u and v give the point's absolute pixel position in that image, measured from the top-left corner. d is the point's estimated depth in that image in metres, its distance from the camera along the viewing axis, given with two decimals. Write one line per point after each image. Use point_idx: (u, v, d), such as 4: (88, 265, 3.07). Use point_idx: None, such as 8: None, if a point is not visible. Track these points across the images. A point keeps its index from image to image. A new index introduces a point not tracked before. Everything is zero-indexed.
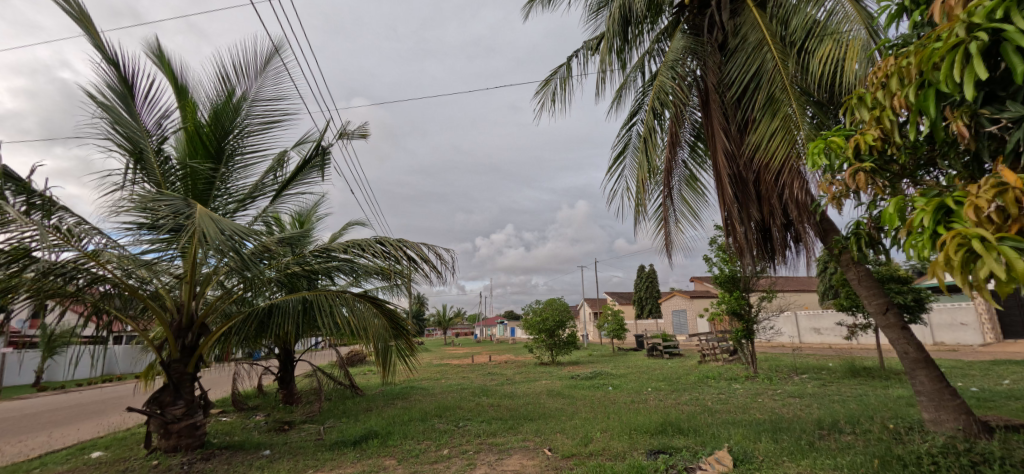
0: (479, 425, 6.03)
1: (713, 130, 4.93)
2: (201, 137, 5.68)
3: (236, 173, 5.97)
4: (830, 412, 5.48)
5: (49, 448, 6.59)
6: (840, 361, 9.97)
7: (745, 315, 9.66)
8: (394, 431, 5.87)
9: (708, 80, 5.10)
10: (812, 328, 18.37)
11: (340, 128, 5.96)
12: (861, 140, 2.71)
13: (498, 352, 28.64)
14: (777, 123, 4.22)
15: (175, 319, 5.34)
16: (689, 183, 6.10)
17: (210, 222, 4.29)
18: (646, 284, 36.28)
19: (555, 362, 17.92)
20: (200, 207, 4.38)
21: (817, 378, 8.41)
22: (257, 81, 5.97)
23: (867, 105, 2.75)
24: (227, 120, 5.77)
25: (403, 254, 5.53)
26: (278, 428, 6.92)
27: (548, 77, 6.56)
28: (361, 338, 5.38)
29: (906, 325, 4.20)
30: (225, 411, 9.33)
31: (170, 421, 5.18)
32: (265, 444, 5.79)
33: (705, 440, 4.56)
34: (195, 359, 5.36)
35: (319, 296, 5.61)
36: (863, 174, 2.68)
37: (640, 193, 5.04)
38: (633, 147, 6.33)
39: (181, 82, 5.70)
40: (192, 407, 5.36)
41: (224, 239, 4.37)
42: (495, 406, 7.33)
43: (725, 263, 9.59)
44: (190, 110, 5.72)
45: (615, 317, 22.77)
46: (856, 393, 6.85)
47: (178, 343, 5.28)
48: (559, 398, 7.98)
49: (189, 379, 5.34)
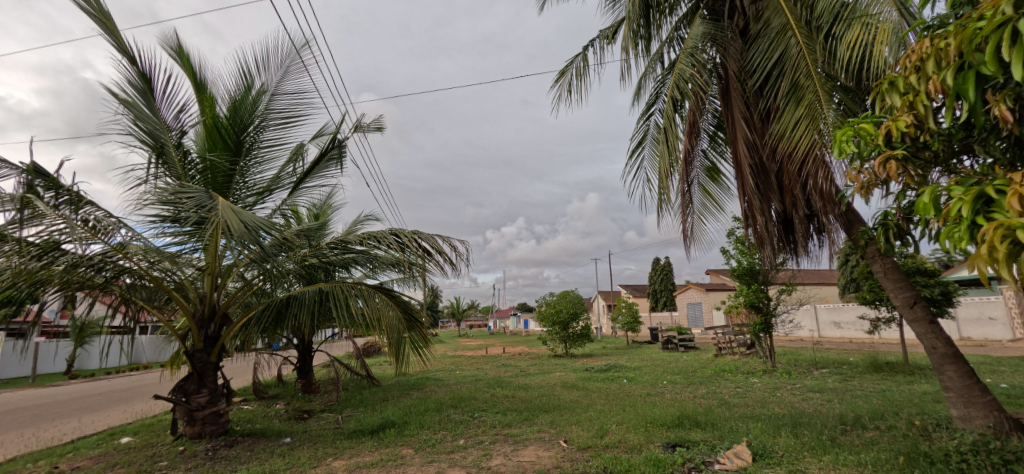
0: (494, 415, 6.06)
1: (733, 119, 4.84)
2: (221, 131, 5.77)
3: (253, 166, 6.05)
4: (852, 407, 5.37)
5: (79, 432, 6.82)
6: (862, 355, 9.76)
7: (763, 308, 9.48)
8: (410, 420, 5.90)
9: (729, 67, 5.01)
10: (831, 322, 18.09)
11: (356, 120, 6.02)
12: (892, 127, 2.61)
13: (512, 344, 28.70)
14: (801, 110, 4.12)
15: (198, 309, 5.44)
16: (709, 175, 6.05)
17: (231, 214, 4.34)
18: (661, 277, 35.87)
19: (569, 354, 17.90)
20: (222, 199, 4.43)
21: (838, 373, 8.25)
22: (276, 74, 6.05)
23: (899, 90, 2.67)
24: (245, 113, 5.86)
25: (418, 246, 5.46)
26: (298, 416, 7.05)
27: (564, 68, 6.52)
28: (376, 329, 5.40)
29: (935, 318, 4.09)
30: (246, 400, 9.53)
31: (195, 409, 5.26)
32: (285, 432, 5.87)
33: (722, 434, 4.49)
34: (217, 349, 5.45)
35: (336, 288, 5.66)
36: (894, 162, 2.58)
37: (663, 185, 4.95)
38: (650, 139, 6.36)
39: (201, 77, 5.76)
40: (215, 397, 5.44)
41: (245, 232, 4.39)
42: (509, 397, 7.33)
43: (743, 255, 9.47)
44: (207, 104, 5.78)
45: (629, 310, 22.58)
46: (879, 389, 6.70)
47: (201, 333, 5.39)
48: (574, 390, 7.95)
49: (212, 369, 5.42)
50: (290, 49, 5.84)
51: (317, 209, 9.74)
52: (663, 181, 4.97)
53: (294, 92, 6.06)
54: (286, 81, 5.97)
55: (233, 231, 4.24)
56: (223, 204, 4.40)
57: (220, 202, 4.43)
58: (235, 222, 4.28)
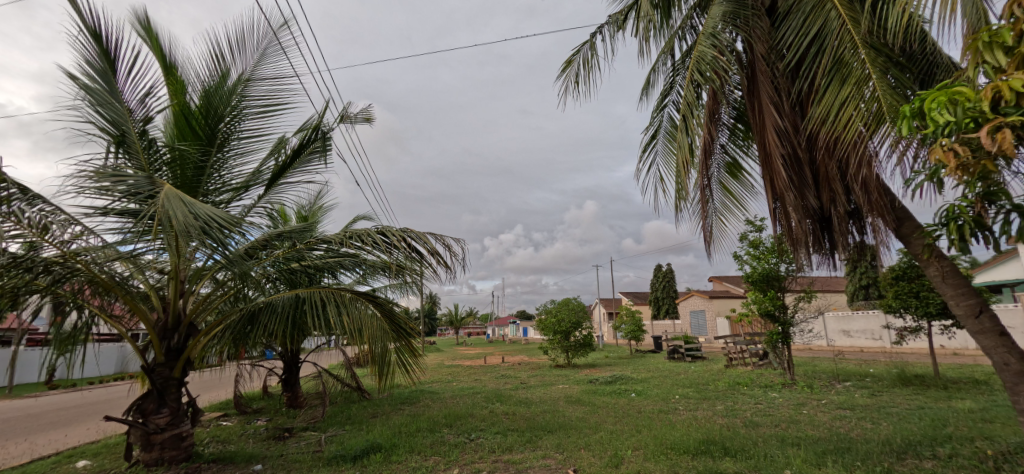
0: (493, 437, 5.44)
1: (761, 105, 4.28)
2: (193, 121, 5.24)
3: (230, 160, 5.51)
4: (897, 429, 4.77)
5: (34, 454, 6.17)
6: (884, 367, 9.16)
7: (779, 317, 8.85)
8: (399, 443, 5.28)
9: (756, 48, 4.47)
10: (841, 331, 17.52)
11: (341, 110, 5.50)
12: (1004, 87, 2.04)
13: (511, 353, 28.02)
14: (846, 90, 3.55)
15: (160, 318, 4.85)
16: (729, 170, 5.54)
17: (178, 204, 3.74)
18: (664, 283, 35.14)
19: (571, 364, 17.26)
20: (169, 187, 3.84)
21: (863, 387, 7.66)
22: (254, 60, 5.51)
23: (1005, 46, 2.13)
24: (219, 101, 5.31)
25: (406, 246, 4.82)
26: (278, 436, 6.45)
27: (571, 57, 6.01)
28: (358, 340, 4.80)
29: (1006, 331, 3.53)
30: (226, 414, 8.89)
31: (152, 432, 4.59)
32: (258, 457, 5.23)
33: (758, 464, 3.88)
34: (181, 363, 4.84)
35: (313, 294, 5.08)
36: (1009, 130, 1.99)
37: (681, 179, 4.37)
38: (665, 132, 5.89)
39: (171, 60, 5.21)
40: (179, 416, 4.79)
41: (196, 224, 3.77)
42: (510, 414, 6.70)
43: (757, 260, 8.91)
44: (177, 90, 5.23)
45: (633, 318, 21.91)
46: (915, 406, 6.12)
47: (163, 345, 4.80)
48: (579, 405, 7.34)
49: (175, 386, 4.80)
50: (268, 31, 5.31)
51: (307, 211, 9.20)
52: (682, 173, 4.40)
53: (274, 78, 5.53)
54: (264, 67, 5.44)
55: (175, 225, 3.62)
56: (171, 192, 3.83)
57: (167, 191, 3.86)
58: (179, 214, 3.67)
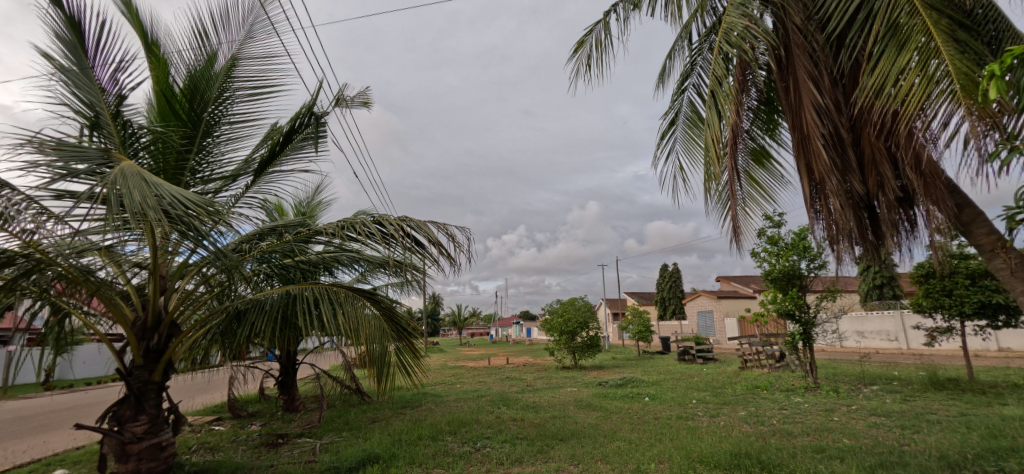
0: (501, 446, 5.03)
1: (798, 80, 3.84)
2: (177, 104, 4.84)
3: (218, 148, 5.13)
4: (946, 440, 4.33)
5: (11, 463, 5.79)
6: (911, 370, 8.69)
7: (801, 317, 8.39)
8: (399, 453, 4.87)
9: (791, 17, 4.00)
10: (856, 332, 17.01)
11: (336, 92, 5.09)
12: None
13: (515, 354, 27.62)
14: (905, 56, 3.06)
15: (139, 318, 4.45)
16: (756, 159, 5.11)
17: (140, 186, 3.21)
18: (670, 283, 34.64)
19: (578, 366, 16.82)
20: (129, 166, 3.29)
21: (892, 391, 7.21)
22: (242, 38, 5.11)
23: None
24: (205, 83, 4.91)
25: (406, 237, 4.37)
26: (271, 443, 6.06)
27: (584, 37, 5.58)
28: (353, 341, 4.38)
29: None
30: (220, 418, 8.51)
31: (128, 441, 4.18)
32: (247, 467, 4.83)
33: None
34: (162, 366, 4.44)
35: (305, 292, 4.67)
36: None
37: (710, 164, 3.94)
38: (686, 118, 5.45)
39: (153, 37, 4.80)
40: (158, 423, 4.39)
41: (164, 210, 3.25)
42: (518, 420, 6.28)
43: (777, 257, 8.45)
44: (160, 70, 4.82)
45: (640, 318, 21.45)
46: (956, 413, 5.66)
47: (142, 346, 4.39)
48: (591, 410, 6.91)
49: (154, 390, 4.41)
50: (256, 6, 4.90)
51: (304, 207, 8.82)
52: (710, 158, 3.97)
53: (264, 58, 5.12)
54: (254, 46, 5.04)
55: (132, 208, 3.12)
56: (131, 169, 3.32)
57: (127, 168, 3.32)
58: (140, 197, 3.17)
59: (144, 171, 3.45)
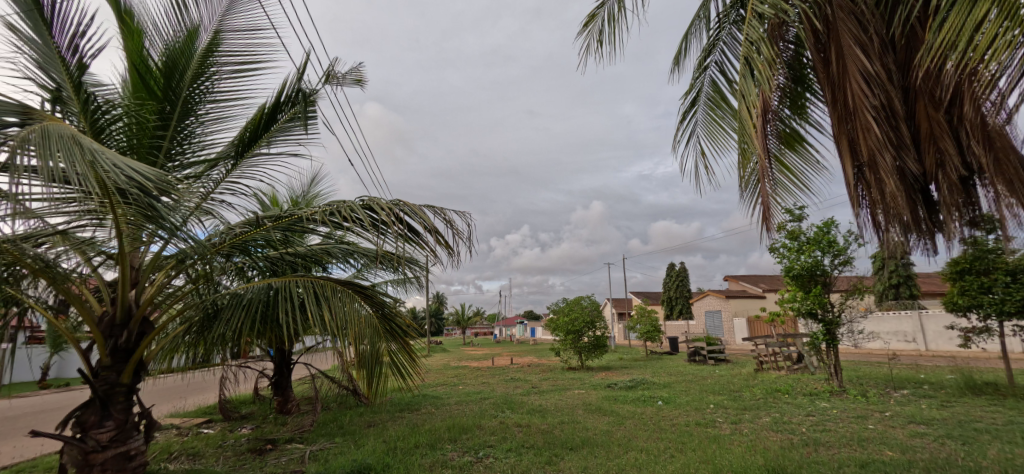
0: (505, 456, 4.58)
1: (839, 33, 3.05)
2: (154, 81, 4.39)
3: (201, 129, 4.68)
4: (1007, 454, 3.84)
5: None
6: (941, 373, 8.18)
7: (825, 317, 7.89)
8: (393, 464, 4.43)
9: None
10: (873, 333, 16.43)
11: (327, 67, 4.65)
12: None
13: (519, 354, 27.16)
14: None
15: (107, 314, 4.00)
16: None
17: (78, 148, 2.74)
18: (677, 282, 34.07)
19: (584, 367, 16.33)
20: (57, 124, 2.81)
21: (925, 396, 6.71)
22: (226, 8, 4.66)
23: None
24: (185, 57, 4.46)
25: (397, 223, 3.92)
26: (258, 449, 5.63)
27: (595, 9, 5.12)
28: (340, 338, 3.93)
29: None
30: (210, 421, 8.11)
31: (92, 450, 3.77)
32: None
33: None
34: (132, 367, 4.02)
35: (288, 284, 4.27)
36: None
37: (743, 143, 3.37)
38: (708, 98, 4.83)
39: (125, 5, 4.32)
40: (126, 430, 3.98)
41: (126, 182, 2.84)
42: (524, 426, 5.82)
43: (800, 253, 7.96)
44: (134, 42, 4.36)
45: (648, 318, 20.93)
46: (1004, 421, 5.17)
47: (108, 345, 3.95)
48: (601, 415, 6.45)
49: (122, 394, 3.99)
50: None
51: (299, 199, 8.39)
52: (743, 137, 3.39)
53: (250, 31, 4.67)
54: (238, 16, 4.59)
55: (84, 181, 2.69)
56: (64, 130, 2.82)
57: (54, 127, 2.82)
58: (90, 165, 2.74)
59: (74, 130, 2.92)
